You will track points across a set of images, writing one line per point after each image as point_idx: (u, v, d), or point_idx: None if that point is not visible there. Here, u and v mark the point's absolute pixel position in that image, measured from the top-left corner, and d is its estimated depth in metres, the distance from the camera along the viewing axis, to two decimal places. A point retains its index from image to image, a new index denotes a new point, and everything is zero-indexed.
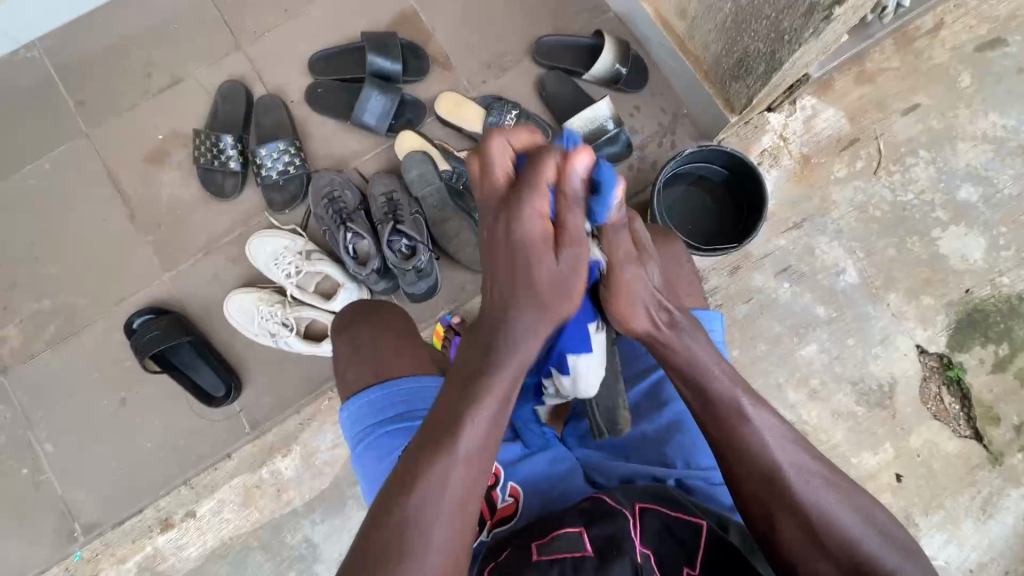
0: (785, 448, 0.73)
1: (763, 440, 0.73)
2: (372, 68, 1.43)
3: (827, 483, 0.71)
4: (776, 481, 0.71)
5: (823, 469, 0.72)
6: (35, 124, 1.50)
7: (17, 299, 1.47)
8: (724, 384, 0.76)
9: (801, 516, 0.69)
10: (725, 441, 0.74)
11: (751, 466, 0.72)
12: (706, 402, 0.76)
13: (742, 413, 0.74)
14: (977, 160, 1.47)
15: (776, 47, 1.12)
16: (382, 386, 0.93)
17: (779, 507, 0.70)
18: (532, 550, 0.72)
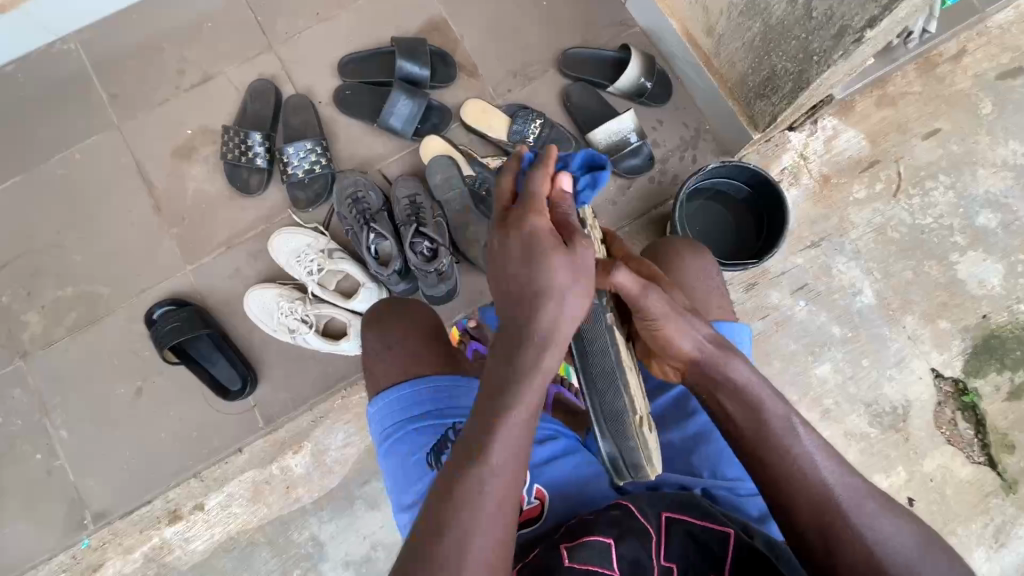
0: (835, 482, 0.68)
1: (813, 467, 0.69)
2: (401, 73, 1.45)
3: (879, 508, 0.68)
4: (830, 520, 0.66)
5: (874, 495, 0.69)
6: (68, 114, 1.53)
7: (40, 286, 1.48)
8: (777, 408, 0.71)
9: (859, 544, 0.65)
10: (766, 474, 0.70)
11: (797, 499, 0.68)
12: (758, 428, 0.71)
13: (789, 430, 0.71)
14: (997, 187, 1.48)
15: (803, 67, 1.14)
16: (411, 383, 0.94)
17: (838, 547, 0.66)
18: (561, 553, 0.71)
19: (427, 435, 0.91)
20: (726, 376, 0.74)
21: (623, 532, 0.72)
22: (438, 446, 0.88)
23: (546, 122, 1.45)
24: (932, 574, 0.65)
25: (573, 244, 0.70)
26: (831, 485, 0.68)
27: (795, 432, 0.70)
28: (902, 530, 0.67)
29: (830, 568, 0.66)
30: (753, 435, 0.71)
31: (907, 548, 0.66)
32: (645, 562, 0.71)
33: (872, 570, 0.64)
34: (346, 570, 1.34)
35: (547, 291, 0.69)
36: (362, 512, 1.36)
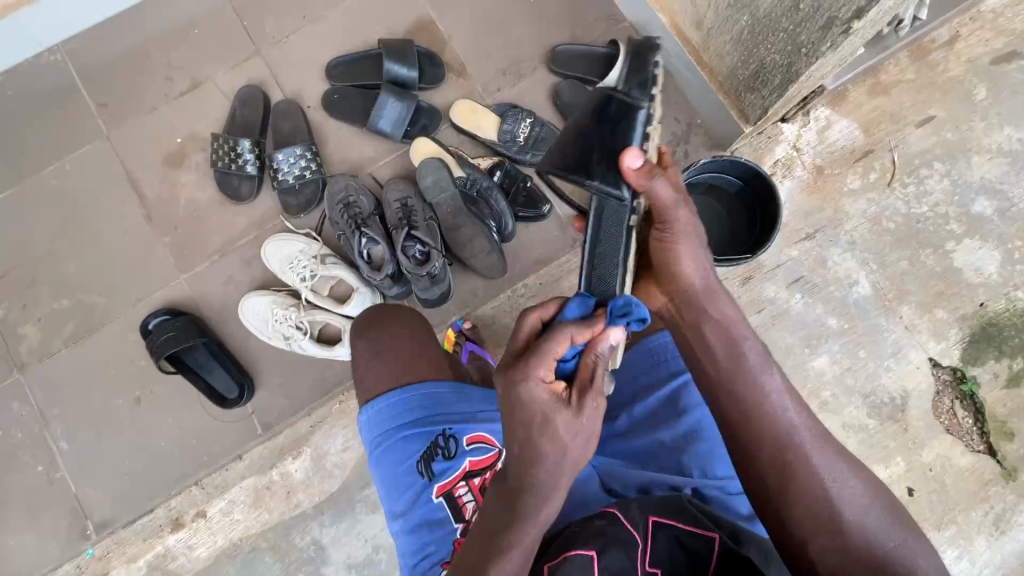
0: (800, 429, 0.75)
1: (780, 407, 0.76)
2: (389, 75, 1.44)
3: (838, 455, 0.75)
4: (790, 455, 0.73)
5: (835, 445, 0.76)
6: (58, 125, 1.53)
7: (35, 298, 1.49)
8: (756, 354, 0.79)
9: (817, 481, 0.72)
10: (737, 412, 0.77)
11: (764, 438, 0.75)
12: (734, 366, 0.79)
13: (764, 368, 0.78)
14: (992, 173, 1.46)
15: (792, 59, 1.13)
16: (401, 391, 0.94)
17: (797, 481, 0.72)
18: (545, 569, 0.72)
19: (417, 442, 0.92)
20: (710, 316, 0.82)
21: (605, 541, 0.73)
22: (429, 453, 0.91)
23: (536, 120, 1.44)
24: (880, 523, 0.71)
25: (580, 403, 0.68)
26: (796, 426, 0.75)
27: (767, 368, 0.78)
28: (855, 481, 0.73)
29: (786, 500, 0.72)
30: (726, 372, 0.79)
31: (857, 497, 0.72)
32: (629, 570, 0.71)
33: (826, 510, 0.70)
34: (348, 573, 1.34)
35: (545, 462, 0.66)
36: (363, 516, 1.36)
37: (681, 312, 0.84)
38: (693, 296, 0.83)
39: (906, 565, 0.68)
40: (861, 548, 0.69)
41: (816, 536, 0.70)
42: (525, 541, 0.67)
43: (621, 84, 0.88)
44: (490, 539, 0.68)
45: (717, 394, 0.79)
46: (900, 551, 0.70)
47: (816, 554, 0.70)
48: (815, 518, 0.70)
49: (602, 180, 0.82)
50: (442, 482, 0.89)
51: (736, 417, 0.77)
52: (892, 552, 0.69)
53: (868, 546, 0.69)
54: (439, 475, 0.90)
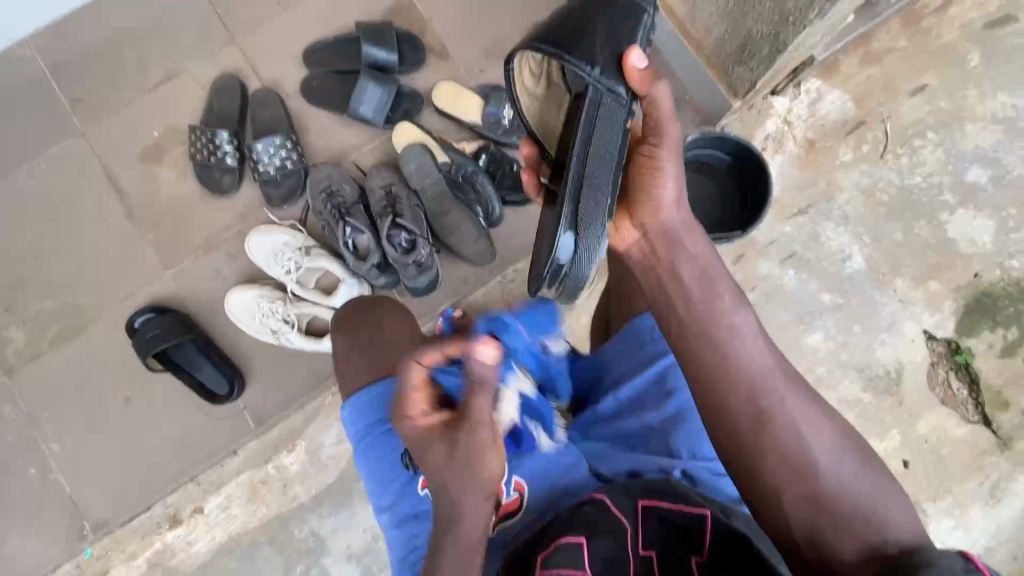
0: (774, 370, 0.71)
1: (751, 351, 0.71)
2: (368, 59, 1.41)
3: (811, 400, 0.70)
4: (766, 404, 0.68)
5: (808, 393, 0.71)
6: (31, 121, 1.49)
7: (19, 300, 1.47)
8: (727, 287, 0.76)
9: (792, 432, 0.68)
10: (711, 356, 0.71)
11: (735, 380, 0.70)
12: (708, 293, 0.75)
13: (737, 300, 0.75)
14: (987, 142, 1.44)
15: (779, 29, 1.10)
16: (384, 382, 0.93)
17: (772, 428, 0.68)
18: (537, 562, 0.71)
19: None
20: (682, 247, 0.79)
21: (594, 528, 0.73)
22: None
23: None
24: (854, 472, 0.67)
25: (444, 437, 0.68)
26: (767, 369, 0.70)
27: (741, 304, 0.74)
28: (830, 435, 0.68)
29: (765, 460, 0.67)
30: (698, 308, 0.74)
31: (828, 448, 0.67)
32: (621, 556, 0.71)
33: (798, 457, 0.67)
34: (348, 563, 1.34)
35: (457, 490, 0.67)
36: (360, 507, 1.36)
37: (657, 247, 0.81)
38: (669, 231, 0.80)
39: (879, 517, 0.64)
40: (834, 503, 0.65)
41: (788, 484, 0.66)
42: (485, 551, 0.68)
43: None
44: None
45: (686, 327, 0.74)
46: (871, 504, 0.65)
47: (787, 498, 0.66)
48: (789, 471, 0.66)
49: (600, 68, 0.84)
50: None
51: (705, 356, 0.72)
52: (863, 506, 0.65)
53: (841, 497, 0.65)
54: None
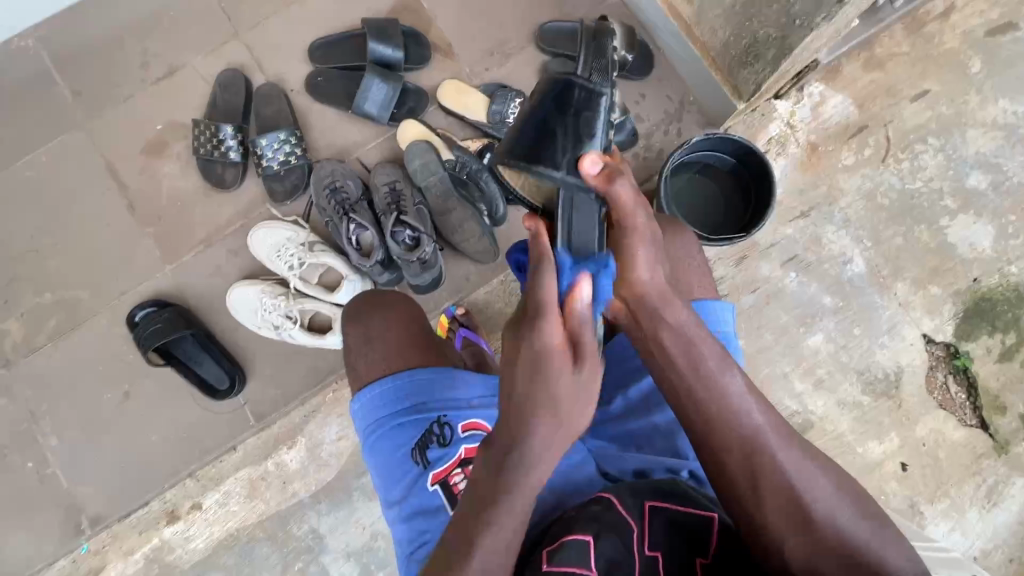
0: (767, 429, 0.72)
1: (742, 407, 0.73)
2: (373, 55, 1.41)
3: (802, 450, 0.73)
4: (761, 466, 0.71)
5: (800, 444, 0.73)
6: (33, 113, 1.48)
7: (18, 292, 1.46)
8: (714, 359, 0.74)
9: (786, 486, 0.70)
10: (703, 420, 0.74)
11: (730, 441, 0.72)
12: (693, 364, 0.74)
13: (722, 369, 0.74)
14: (986, 148, 1.45)
15: (786, 32, 1.12)
16: (393, 378, 0.93)
17: (764, 480, 0.70)
18: (542, 558, 0.70)
19: (411, 430, 0.92)
20: (664, 319, 0.74)
21: (601, 529, 0.72)
22: (424, 441, 0.91)
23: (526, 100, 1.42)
24: (852, 520, 0.69)
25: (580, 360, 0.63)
26: (760, 427, 0.72)
27: (727, 370, 0.74)
28: (826, 488, 0.70)
29: (762, 514, 0.70)
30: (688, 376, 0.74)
31: (823, 497, 0.70)
32: (627, 558, 0.71)
33: (795, 507, 0.69)
34: (347, 561, 1.34)
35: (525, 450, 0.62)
36: (360, 504, 1.35)
37: (635, 318, 0.76)
38: (646, 301, 0.74)
39: (877, 560, 0.66)
40: (832, 552, 0.67)
41: (786, 534, 0.68)
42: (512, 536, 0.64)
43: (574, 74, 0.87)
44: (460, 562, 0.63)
45: (678, 392, 0.76)
46: (867, 548, 0.67)
47: (788, 550, 0.68)
48: (788, 522, 0.69)
49: (568, 169, 0.76)
50: (436, 470, 0.89)
51: (697, 420, 0.74)
52: (862, 550, 0.67)
53: (840, 543, 0.67)
54: (434, 463, 0.90)
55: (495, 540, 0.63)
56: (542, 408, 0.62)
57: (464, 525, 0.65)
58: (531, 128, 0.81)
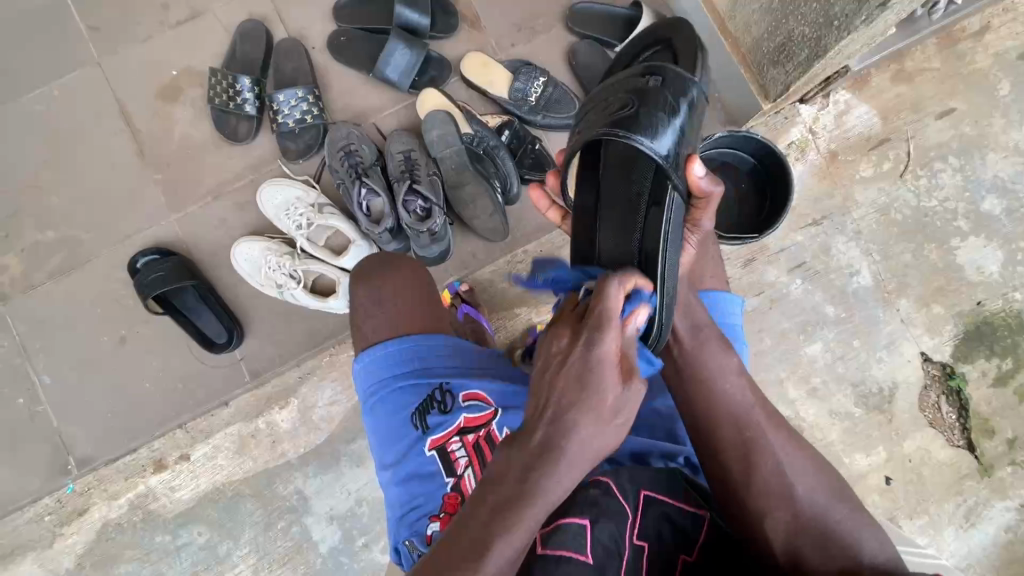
0: (755, 410, 0.81)
1: (733, 389, 0.82)
2: (400, 20, 1.38)
3: (784, 434, 0.81)
4: (750, 437, 0.79)
5: (780, 426, 0.82)
6: (47, 45, 1.45)
7: (19, 226, 1.44)
8: (720, 352, 0.85)
9: (773, 465, 0.77)
10: (701, 394, 0.82)
11: (722, 415, 0.80)
12: (700, 345, 0.85)
13: (724, 351, 0.85)
14: (1005, 172, 1.44)
15: (822, 33, 1.09)
16: (398, 341, 0.94)
17: (754, 454, 0.78)
18: (537, 541, 0.71)
19: (412, 394, 0.92)
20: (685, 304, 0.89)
21: (599, 514, 0.73)
22: (424, 406, 0.91)
23: (550, 80, 1.40)
24: (827, 499, 0.76)
25: (630, 378, 0.64)
26: (750, 408, 0.81)
27: (727, 352, 0.85)
28: (805, 464, 0.78)
29: (750, 479, 0.76)
30: (693, 352, 0.85)
31: (805, 477, 0.77)
32: (619, 543, 0.72)
33: (779, 486, 0.76)
34: (330, 524, 1.34)
35: (562, 442, 0.60)
36: (347, 470, 1.35)
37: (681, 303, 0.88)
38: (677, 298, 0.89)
39: (851, 538, 0.73)
40: (808, 524, 0.74)
41: (771, 509, 0.74)
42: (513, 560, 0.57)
43: (699, 68, 0.86)
44: None
45: (682, 370, 0.84)
46: (843, 526, 0.74)
47: (771, 526, 0.74)
48: (772, 493, 0.75)
49: (673, 143, 0.81)
50: (435, 436, 0.90)
51: (695, 393, 0.83)
52: (838, 525, 0.74)
53: (816, 521, 0.74)
54: (433, 428, 0.90)
55: (506, 553, 0.56)
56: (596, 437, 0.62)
57: (473, 523, 0.58)
58: (635, 73, 0.86)
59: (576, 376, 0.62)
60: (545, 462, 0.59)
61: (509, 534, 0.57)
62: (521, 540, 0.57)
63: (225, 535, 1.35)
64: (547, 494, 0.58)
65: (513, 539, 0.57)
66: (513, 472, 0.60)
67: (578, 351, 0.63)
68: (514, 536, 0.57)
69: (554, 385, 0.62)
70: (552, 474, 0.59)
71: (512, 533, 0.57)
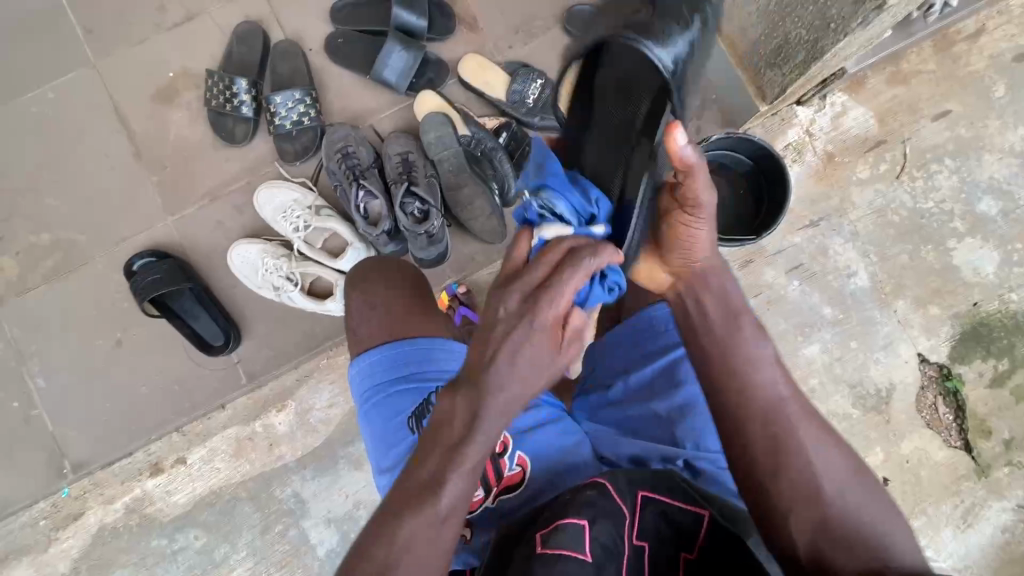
0: (790, 401, 0.77)
1: (767, 379, 0.78)
2: (397, 22, 1.38)
3: (821, 431, 0.77)
4: (781, 433, 0.75)
5: (817, 422, 0.77)
6: (42, 47, 1.44)
7: (15, 229, 1.43)
8: (752, 337, 0.81)
9: (805, 462, 0.74)
10: (734, 381, 0.78)
11: (753, 408, 0.77)
12: (731, 329, 0.82)
13: (756, 338, 0.81)
14: (1001, 174, 1.45)
15: (819, 35, 1.09)
16: (396, 344, 0.94)
17: (784, 453, 0.74)
18: (536, 541, 0.72)
19: (410, 398, 0.92)
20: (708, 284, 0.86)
21: (597, 513, 0.73)
22: (419, 411, 0.89)
23: (547, 82, 1.40)
24: (857, 498, 0.73)
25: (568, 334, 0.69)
26: (784, 398, 0.77)
27: (761, 339, 0.81)
28: (840, 464, 0.75)
29: (778, 477, 0.73)
30: (724, 338, 0.81)
31: (839, 478, 0.74)
32: (618, 544, 0.73)
33: (811, 487, 0.73)
34: (327, 527, 1.34)
35: (500, 391, 0.66)
36: (345, 472, 1.35)
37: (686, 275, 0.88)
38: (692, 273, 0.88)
39: (882, 542, 0.70)
40: (837, 523, 0.71)
41: (796, 508, 0.72)
42: (462, 496, 0.66)
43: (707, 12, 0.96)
44: (398, 525, 0.64)
45: (709, 354, 0.81)
46: (874, 530, 0.71)
47: (795, 525, 0.72)
48: (799, 490, 0.72)
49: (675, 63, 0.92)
50: None
51: (728, 381, 0.79)
52: (870, 529, 0.71)
53: (847, 524, 0.71)
54: None
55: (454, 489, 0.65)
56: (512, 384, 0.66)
57: (425, 468, 0.67)
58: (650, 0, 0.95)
59: (491, 332, 0.67)
60: (483, 412, 0.66)
61: (453, 475, 0.65)
62: (465, 477, 0.65)
63: (222, 539, 1.34)
64: (485, 435, 0.66)
65: (456, 478, 0.65)
66: (458, 418, 0.67)
67: (519, 314, 0.67)
68: (458, 473, 0.65)
69: (497, 344, 0.66)
70: (490, 419, 0.66)
71: (457, 473, 0.65)
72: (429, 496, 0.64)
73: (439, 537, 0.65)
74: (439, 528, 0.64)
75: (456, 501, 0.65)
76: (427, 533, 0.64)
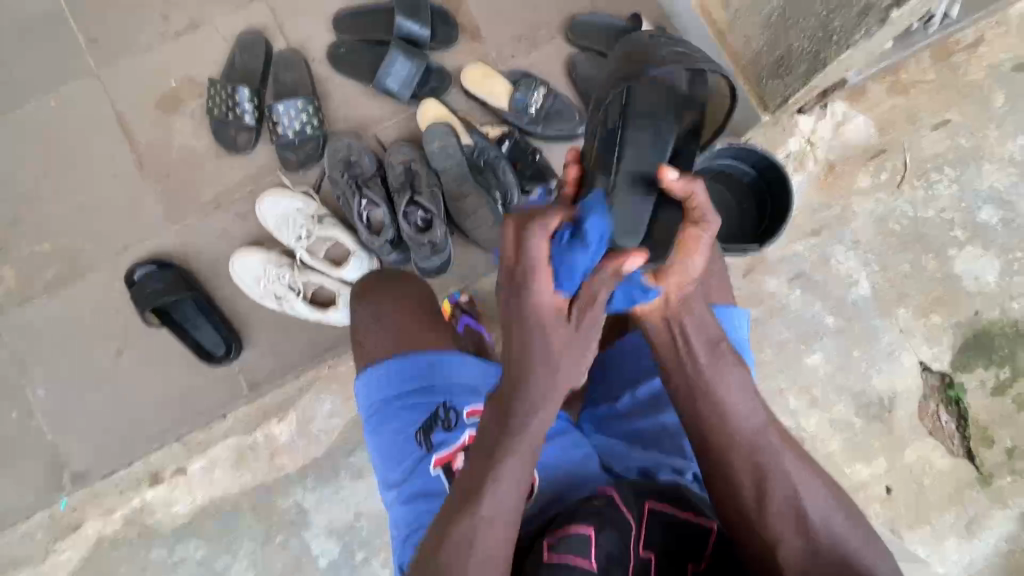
0: (769, 430, 0.77)
1: (745, 411, 0.77)
2: (401, 31, 1.37)
3: (798, 456, 0.76)
4: (762, 462, 0.75)
5: (792, 447, 0.77)
6: (45, 55, 1.44)
7: (15, 237, 1.42)
8: (730, 368, 0.77)
9: (789, 491, 0.73)
10: (712, 413, 0.76)
11: (734, 437, 0.76)
12: (714, 361, 0.77)
13: (733, 368, 0.78)
14: (1001, 183, 1.45)
15: (820, 47, 1.10)
16: (401, 359, 0.93)
17: (769, 481, 0.74)
18: (544, 550, 0.72)
19: (417, 412, 0.91)
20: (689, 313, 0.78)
21: (602, 521, 0.73)
22: (429, 424, 0.91)
23: (550, 90, 1.40)
24: (842, 525, 0.73)
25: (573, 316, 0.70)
26: (761, 429, 0.76)
27: (738, 367, 0.78)
28: (821, 489, 0.74)
29: (763, 505, 0.73)
30: (704, 369, 0.77)
31: (822, 504, 0.73)
32: (624, 555, 0.72)
33: (794, 513, 0.73)
34: (329, 538, 1.33)
35: (530, 378, 0.70)
36: (346, 482, 1.34)
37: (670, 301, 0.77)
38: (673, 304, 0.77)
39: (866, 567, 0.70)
40: (822, 552, 0.71)
41: (784, 537, 0.72)
42: (520, 479, 0.72)
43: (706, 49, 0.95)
44: (450, 528, 0.70)
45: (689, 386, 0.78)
46: (859, 555, 0.71)
47: (784, 555, 0.72)
48: (786, 520, 0.72)
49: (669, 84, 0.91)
50: (440, 455, 0.89)
51: (709, 414, 0.77)
52: (854, 556, 0.71)
53: (833, 551, 0.71)
54: (437, 447, 0.89)
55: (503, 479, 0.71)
56: (540, 366, 0.70)
57: (474, 467, 0.73)
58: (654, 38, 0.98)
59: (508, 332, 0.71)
60: (517, 401, 0.71)
61: (500, 465, 0.71)
62: (512, 466, 0.71)
63: (223, 550, 1.33)
64: (525, 424, 0.71)
65: (504, 465, 0.71)
66: (493, 417, 0.73)
67: (512, 305, 0.70)
68: (507, 461, 0.71)
69: (512, 340, 0.71)
70: (526, 404, 0.71)
71: (509, 459, 0.71)
72: (474, 497, 0.70)
73: (495, 531, 0.70)
74: (491, 525, 0.70)
75: (510, 494, 0.71)
76: (483, 527, 0.70)
